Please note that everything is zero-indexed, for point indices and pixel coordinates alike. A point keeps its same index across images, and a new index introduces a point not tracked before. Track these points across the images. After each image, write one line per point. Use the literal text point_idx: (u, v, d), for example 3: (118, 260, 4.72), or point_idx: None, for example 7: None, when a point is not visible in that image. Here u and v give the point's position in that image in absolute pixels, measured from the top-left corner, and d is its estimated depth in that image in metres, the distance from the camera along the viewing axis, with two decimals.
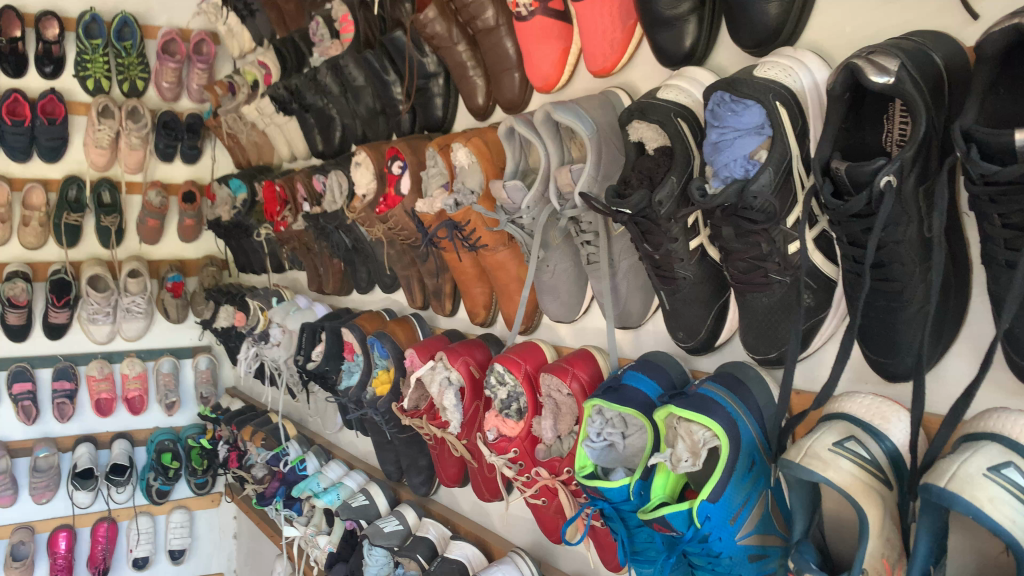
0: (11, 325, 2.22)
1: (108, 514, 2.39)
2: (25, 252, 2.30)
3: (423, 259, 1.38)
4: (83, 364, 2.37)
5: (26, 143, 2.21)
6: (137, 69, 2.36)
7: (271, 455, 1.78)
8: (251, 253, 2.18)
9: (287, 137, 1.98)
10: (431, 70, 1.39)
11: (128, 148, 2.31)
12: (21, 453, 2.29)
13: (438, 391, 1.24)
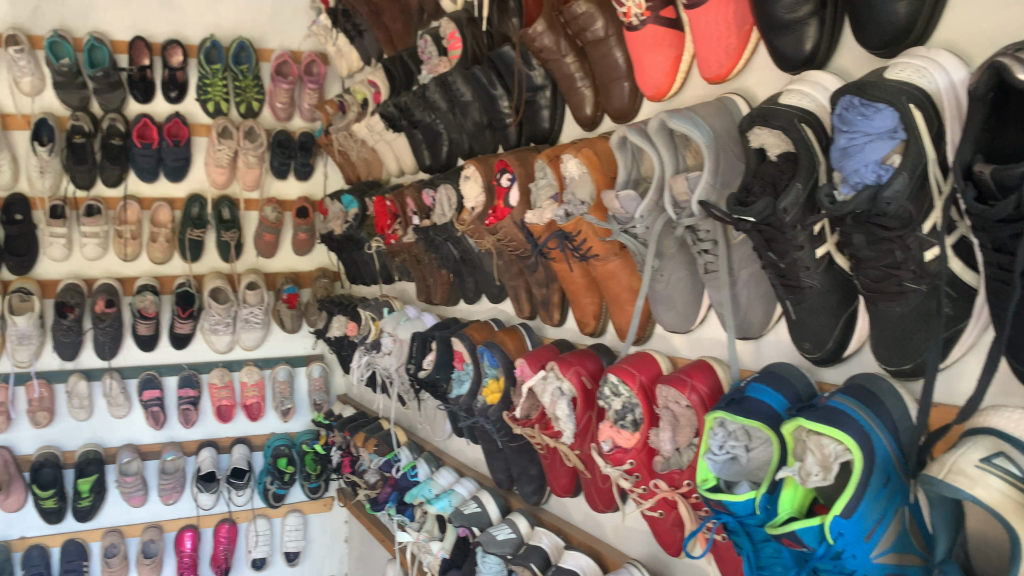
0: (142, 335, 2.36)
1: (229, 516, 2.51)
2: (154, 267, 2.46)
3: (533, 270, 1.38)
4: (206, 372, 2.50)
5: (154, 164, 2.36)
6: (253, 91, 2.48)
7: (384, 461, 1.85)
8: (362, 265, 2.25)
9: (396, 152, 2.04)
10: (539, 83, 1.40)
11: (245, 167, 2.43)
12: (151, 456, 2.44)
13: (550, 401, 1.23)
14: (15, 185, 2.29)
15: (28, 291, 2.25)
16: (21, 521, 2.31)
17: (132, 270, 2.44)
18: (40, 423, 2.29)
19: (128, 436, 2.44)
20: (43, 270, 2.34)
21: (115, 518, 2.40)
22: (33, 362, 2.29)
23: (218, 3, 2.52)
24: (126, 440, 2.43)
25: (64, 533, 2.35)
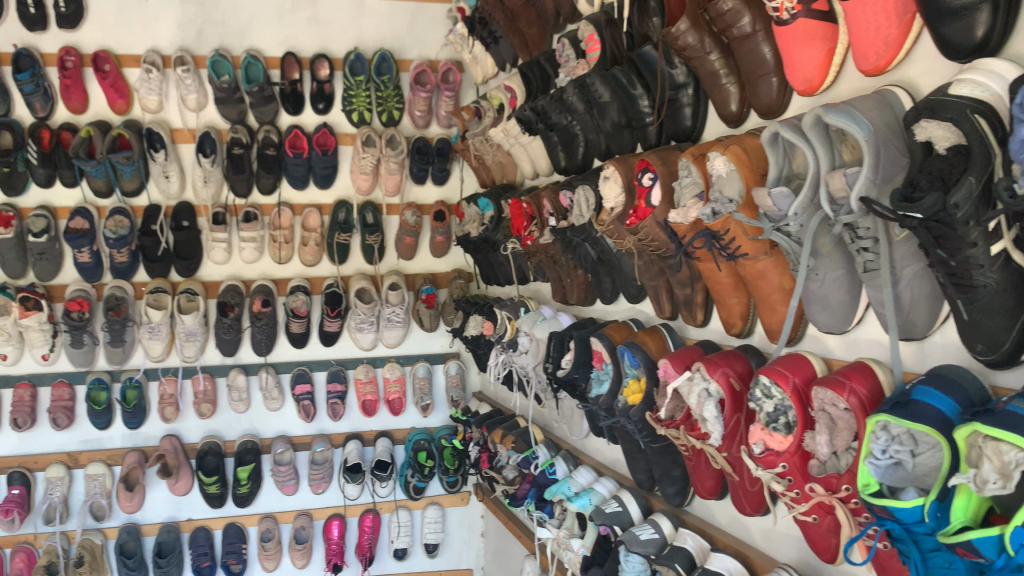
0: (295, 333, 2.52)
1: (373, 506, 2.63)
2: (304, 269, 2.61)
3: (676, 270, 1.37)
4: (352, 368, 2.64)
5: (304, 172, 2.50)
6: (394, 100, 2.58)
7: (522, 458, 1.88)
8: (497, 266, 2.30)
9: (531, 155, 2.07)
10: (681, 81, 1.38)
11: (387, 173, 2.54)
12: (302, 447, 2.59)
13: (696, 402, 1.22)
14: (183, 194, 2.50)
15: (194, 291, 2.46)
16: (188, 504, 2.52)
17: (285, 272, 2.60)
18: (205, 414, 2.48)
19: (281, 427, 2.59)
20: (207, 273, 2.54)
21: (270, 505, 2.57)
22: (198, 356, 2.49)
23: (361, 17, 2.64)
24: (279, 431, 2.59)
25: (225, 516, 2.54)
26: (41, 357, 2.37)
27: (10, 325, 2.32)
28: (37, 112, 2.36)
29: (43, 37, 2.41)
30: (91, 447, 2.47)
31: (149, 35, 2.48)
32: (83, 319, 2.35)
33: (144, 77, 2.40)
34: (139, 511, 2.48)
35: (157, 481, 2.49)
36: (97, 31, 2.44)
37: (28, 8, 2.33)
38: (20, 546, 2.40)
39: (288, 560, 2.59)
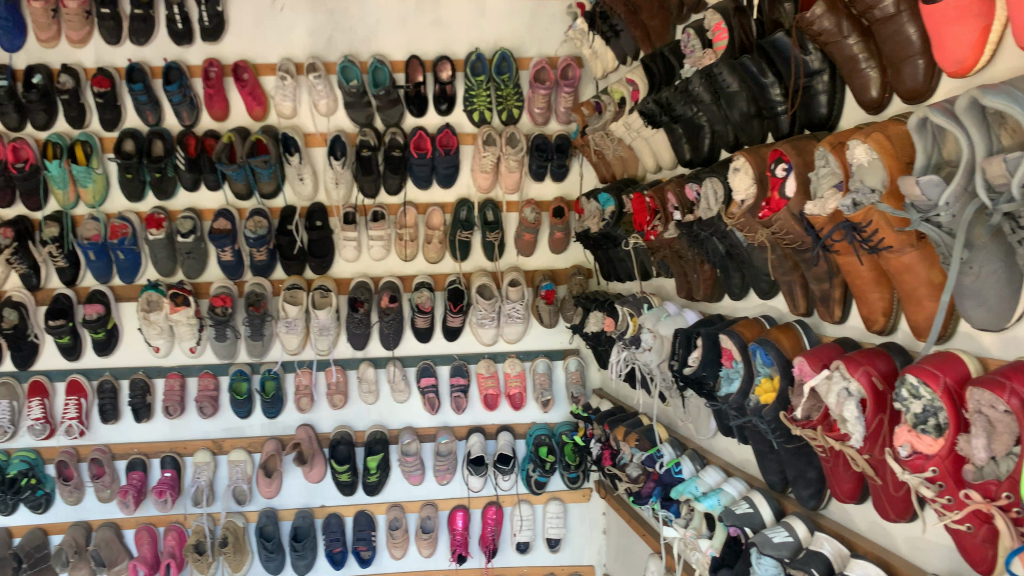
0: (420, 328, 2.58)
1: (496, 499, 2.67)
2: (428, 266, 2.68)
3: (813, 264, 1.32)
4: (474, 363, 2.68)
5: (428, 172, 2.56)
6: (514, 99, 2.59)
7: (646, 456, 1.86)
8: (618, 262, 2.28)
9: (654, 149, 2.04)
10: (815, 67, 1.31)
11: (507, 171, 2.56)
12: (428, 438, 2.66)
13: (835, 402, 1.18)
14: (315, 196, 2.62)
15: (327, 288, 2.56)
16: (322, 491, 2.64)
17: (411, 269, 2.68)
18: (337, 405, 2.59)
19: (408, 420, 2.67)
20: (338, 270, 2.65)
21: (398, 494, 2.66)
22: (331, 350, 2.61)
23: (481, 17, 2.67)
24: (406, 423, 2.67)
25: (355, 504, 2.64)
26: (188, 349, 2.54)
27: (162, 319, 2.49)
28: (185, 121, 2.53)
29: (190, 51, 2.59)
30: (233, 435, 2.62)
31: (283, 44, 2.61)
32: (226, 313, 2.50)
33: (280, 84, 2.52)
34: (277, 497, 2.62)
35: (293, 468, 2.62)
36: (237, 42, 2.60)
37: (176, 24, 2.50)
38: (172, 525, 2.58)
39: (414, 548, 2.67)
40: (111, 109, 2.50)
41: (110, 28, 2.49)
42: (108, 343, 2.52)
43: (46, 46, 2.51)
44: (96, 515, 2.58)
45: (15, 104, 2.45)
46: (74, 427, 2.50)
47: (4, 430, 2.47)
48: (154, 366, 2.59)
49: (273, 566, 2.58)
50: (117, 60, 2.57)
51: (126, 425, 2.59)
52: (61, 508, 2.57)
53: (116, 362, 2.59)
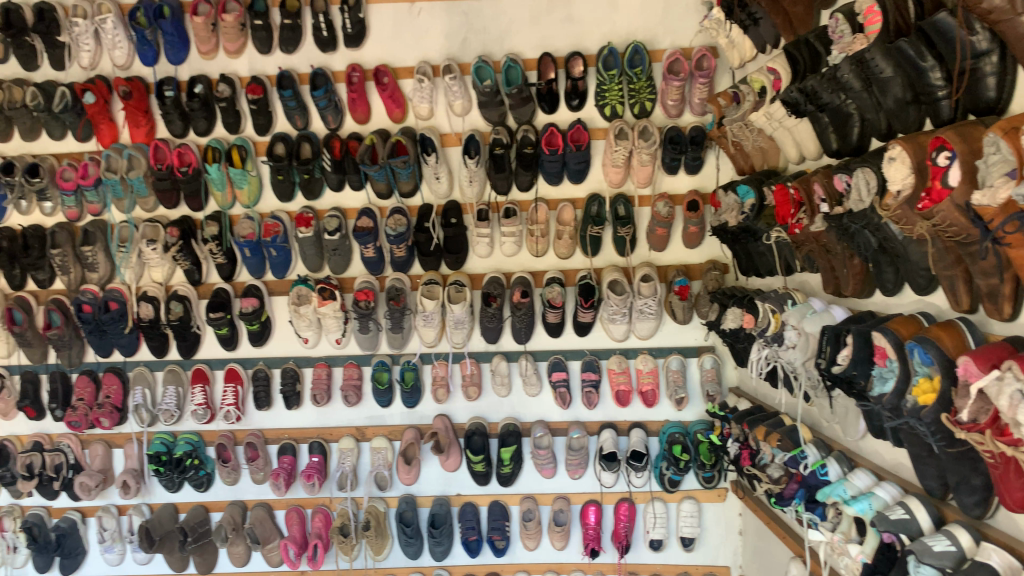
0: (552, 323, 2.60)
1: (628, 495, 2.65)
2: (559, 261, 2.69)
3: (980, 258, 1.23)
4: (605, 359, 2.68)
5: (559, 168, 2.57)
6: (646, 92, 2.56)
7: (789, 457, 1.82)
8: (758, 256, 2.21)
9: (797, 139, 1.97)
10: (983, 48, 1.23)
11: (639, 165, 2.54)
12: (560, 433, 2.69)
13: (1008, 405, 1.09)
14: (451, 194, 2.70)
15: (462, 283, 2.63)
16: (458, 481, 2.71)
17: (542, 264, 2.71)
18: (472, 396, 2.67)
19: (540, 413, 2.70)
20: (472, 266, 2.72)
21: (531, 486, 2.70)
22: (466, 343, 2.68)
23: (614, 11, 2.65)
24: (539, 416, 2.70)
25: (490, 494, 2.71)
26: (334, 341, 2.67)
27: (311, 312, 2.64)
28: (330, 124, 2.66)
29: (334, 57, 2.72)
30: (375, 423, 2.74)
31: (420, 47, 2.70)
32: (370, 307, 2.60)
33: (417, 86, 2.61)
34: (416, 484, 2.72)
35: (430, 457, 2.71)
36: (377, 47, 2.70)
37: (322, 32, 2.63)
38: (319, 508, 2.73)
39: (547, 541, 2.71)
40: (263, 115, 2.66)
41: (263, 39, 2.64)
42: (262, 334, 2.70)
43: (206, 57, 2.71)
44: (251, 496, 2.76)
45: (180, 113, 2.65)
46: (231, 413, 2.68)
47: (171, 414, 2.68)
48: (303, 356, 2.75)
49: (411, 551, 2.68)
50: (268, 68, 2.73)
51: (277, 412, 2.76)
52: (220, 488, 2.77)
53: (268, 352, 2.76)
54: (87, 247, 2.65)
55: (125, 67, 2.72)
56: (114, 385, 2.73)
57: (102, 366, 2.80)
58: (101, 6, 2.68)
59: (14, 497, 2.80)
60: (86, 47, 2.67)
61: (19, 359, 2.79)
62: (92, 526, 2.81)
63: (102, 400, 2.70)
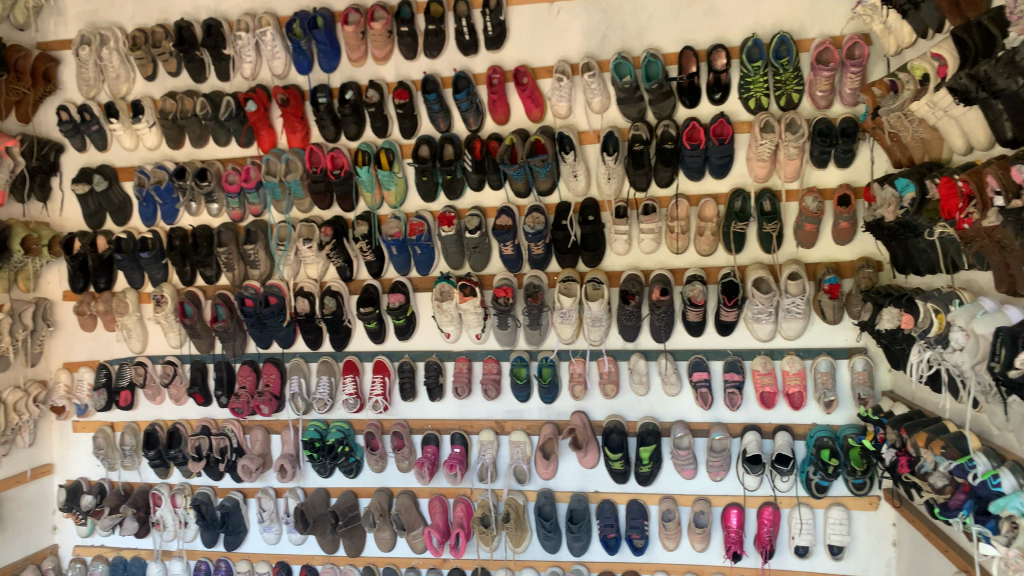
0: (693, 321, 2.57)
1: (773, 500, 2.58)
2: (700, 259, 2.64)
3: None
4: (749, 359, 2.61)
5: (701, 163, 2.52)
6: (794, 83, 2.46)
7: (956, 465, 1.72)
8: (918, 254, 2.10)
9: (964, 129, 1.86)
10: None
11: (786, 158, 2.46)
12: (700, 434, 2.64)
13: None
14: (589, 192, 2.71)
15: (600, 280, 2.63)
16: (595, 478, 2.74)
17: (682, 262, 2.66)
18: (609, 393, 2.67)
19: (680, 413, 2.66)
20: (610, 263, 2.71)
21: (670, 486, 2.67)
22: (604, 340, 2.68)
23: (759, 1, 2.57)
24: (678, 416, 2.67)
25: (628, 492, 2.71)
26: (474, 336, 2.76)
27: (453, 307, 2.72)
28: (471, 126, 2.73)
29: (475, 60, 2.78)
30: (514, 417, 2.79)
31: (559, 47, 2.72)
32: (509, 304, 2.65)
33: (557, 85, 2.63)
34: (554, 479, 2.76)
35: (568, 452, 2.74)
36: (517, 48, 2.75)
37: (464, 36, 2.70)
38: (460, 497, 2.81)
39: (687, 542, 2.68)
40: (409, 118, 2.76)
41: (408, 45, 2.74)
42: (407, 329, 2.82)
43: (356, 64, 2.84)
44: (397, 484, 2.88)
45: (332, 118, 2.79)
46: (379, 403, 2.83)
47: (324, 403, 2.85)
48: (445, 350, 2.85)
49: (550, 544, 2.72)
50: (413, 73, 2.83)
51: (421, 403, 2.86)
52: (368, 475, 2.90)
53: (413, 346, 2.87)
54: (249, 245, 2.87)
55: (282, 76, 2.89)
56: (274, 375, 2.91)
57: (262, 356, 2.99)
58: (261, 20, 2.86)
59: (185, 476, 3.04)
60: (248, 58, 2.86)
61: (189, 349, 3.03)
62: (252, 506, 3.01)
63: (263, 388, 2.90)
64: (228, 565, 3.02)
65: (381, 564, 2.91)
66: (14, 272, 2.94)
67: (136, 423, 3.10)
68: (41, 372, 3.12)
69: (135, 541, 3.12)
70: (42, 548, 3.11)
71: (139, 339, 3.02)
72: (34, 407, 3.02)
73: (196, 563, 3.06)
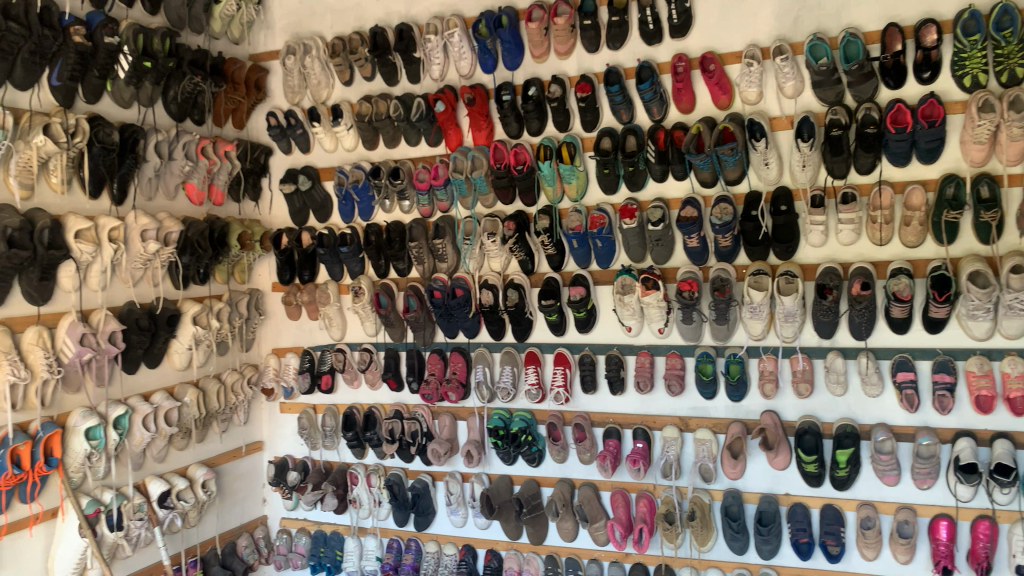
0: (896, 318, 2.41)
1: (990, 513, 2.38)
2: (906, 250, 2.45)
3: None
4: (962, 359, 2.40)
5: (907, 148, 2.35)
6: (1018, 56, 2.23)
7: None
8: None
9: None
10: None
11: (1008, 140, 2.24)
12: (905, 438, 2.47)
13: None
14: (781, 180, 2.59)
15: (793, 273, 2.51)
16: (787, 479, 2.63)
17: (885, 254, 2.49)
18: (803, 393, 2.54)
19: (880, 415, 2.50)
20: (804, 255, 2.58)
21: (869, 492, 2.53)
22: (797, 337, 2.56)
23: None
24: (879, 419, 2.51)
25: (823, 497, 2.58)
26: (657, 330, 2.73)
27: (635, 301, 2.70)
28: (655, 116, 2.69)
29: (660, 49, 2.74)
30: (699, 414, 2.73)
31: (748, 32, 2.62)
32: (693, 297, 2.58)
33: (746, 71, 2.55)
34: (741, 479, 2.68)
35: (757, 453, 2.65)
36: (703, 36, 2.68)
37: (648, 25, 2.67)
38: (643, 492, 2.79)
39: (888, 553, 2.51)
40: (591, 111, 2.76)
41: (591, 38, 2.74)
42: (588, 321, 2.83)
43: (539, 61, 2.88)
44: (579, 475, 2.91)
45: (516, 115, 2.85)
46: (561, 394, 2.85)
47: (508, 391, 2.94)
48: (626, 344, 2.83)
49: (737, 546, 2.63)
50: (596, 66, 2.83)
51: (603, 396, 2.87)
52: (550, 465, 2.95)
53: (595, 339, 2.88)
54: (438, 240, 2.99)
55: (468, 76, 2.99)
56: (460, 363, 3.03)
57: (450, 346, 3.12)
58: (449, 22, 2.97)
59: (379, 458, 3.24)
60: (437, 60, 2.97)
61: (383, 337, 3.22)
62: (440, 490, 3.15)
63: (450, 375, 3.02)
64: (418, 544, 3.17)
65: (563, 554, 2.94)
66: (232, 265, 3.23)
67: (335, 406, 3.33)
68: (254, 357, 3.42)
69: (334, 516, 3.35)
70: (254, 518, 3.40)
71: (339, 327, 3.25)
72: (248, 388, 3.31)
73: (388, 541, 3.23)
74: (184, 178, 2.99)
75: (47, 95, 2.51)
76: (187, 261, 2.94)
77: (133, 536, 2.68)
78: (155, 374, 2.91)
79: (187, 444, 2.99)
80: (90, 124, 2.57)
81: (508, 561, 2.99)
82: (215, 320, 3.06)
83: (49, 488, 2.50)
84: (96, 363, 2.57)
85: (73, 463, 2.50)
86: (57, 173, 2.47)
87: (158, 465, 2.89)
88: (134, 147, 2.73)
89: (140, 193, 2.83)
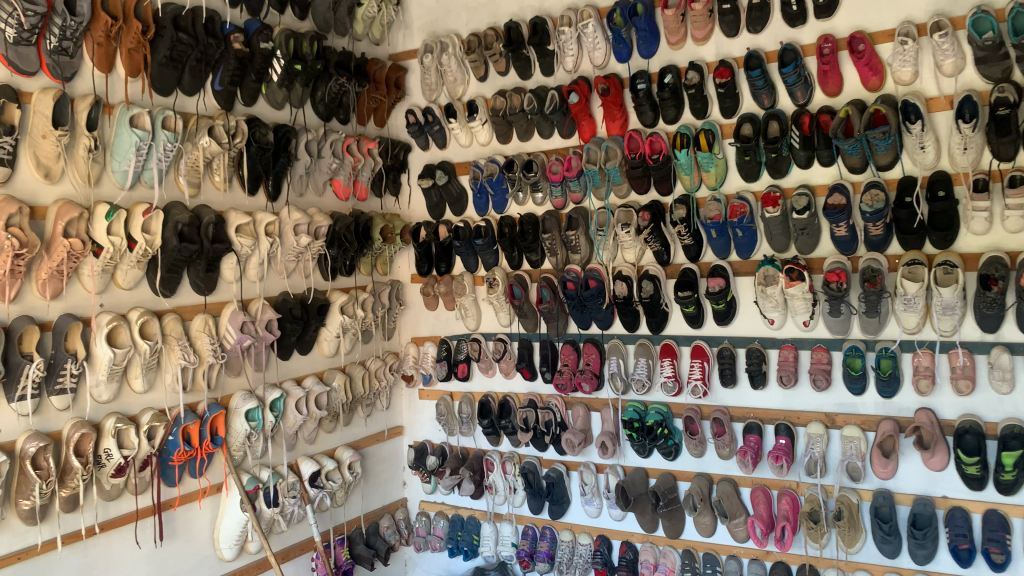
0: None
1: None
2: None
3: None
4: None
5: None
6: None
7: None
8: None
9: None
10: None
11: None
12: None
13: None
14: (939, 164, 2.43)
15: (952, 263, 2.36)
16: (944, 482, 2.48)
17: None
18: (963, 390, 2.39)
19: None
20: (964, 244, 2.42)
21: None
22: (957, 330, 2.41)
23: None
24: None
25: (985, 501, 2.42)
26: (802, 323, 2.64)
27: (778, 292, 2.63)
28: (799, 100, 2.59)
29: (804, 31, 2.63)
30: (846, 411, 2.62)
31: (902, 7, 2.47)
32: (842, 289, 2.50)
33: (899, 50, 2.41)
34: (893, 479, 2.55)
35: (911, 452, 2.52)
36: (852, 15, 2.55)
37: (791, 7, 2.58)
38: (786, 490, 2.70)
39: None
40: (731, 97, 2.70)
41: (730, 22, 2.68)
42: (727, 314, 2.77)
43: (676, 47, 2.83)
44: (717, 470, 2.85)
45: (651, 104, 2.82)
46: (698, 387, 2.83)
47: (643, 383, 2.92)
48: (768, 338, 2.75)
49: (888, 549, 2.52)
50: (735, 51, 2.75)
51: (743, 390, 2.80)
52: (687, 459, 2.91)
53: (733, 332, 2.82)
54: (571, 231, 2.99)
55: (602, 66, 2.98)
56: (594, 354, 3.05)
57: (583, 337, 3.13)
58: (582, 14, 2.97)
59: (514, 445, 3.30)
60: (571, 52, 2.98)
61: (518, 327, 3.27)
62: (574, 479, 3.17)
63: (584, 366, 3.04)
64: (553, 532, 3.20)
65: (700, 549, 2.90)
66: (375, 257, 3.38)
67: (471, 393, 3.42)
68: (395, 345, 3.56)
69: (471, 501, 3.44)
70: (395, 500, 3.55)
71: (474, 317, 3.33)
72: (390, 374, 3.46)
73: (524, 528, 3.29)
74: (331, 175, 3.14)
75: (210, 99, 2.69)
76: (335, 253, 3.10)
77: (288, 512, 2.86)
78: (307, 360, 3.08)
79: (335, 427, 3.16)
80: (248, 125, 2.75)
81: (643, 554, 2.96)
82: (360, 310, 3.21)
83: (215, 464, 2.72)
84: (255, 349, 2.75)
85: (235, 443, 2.70)
86: (220, 172, 2.66)
87: (309, 446, 3.07)
88: (287, 146, 2.89)
89: (292, 189, 3.00)
